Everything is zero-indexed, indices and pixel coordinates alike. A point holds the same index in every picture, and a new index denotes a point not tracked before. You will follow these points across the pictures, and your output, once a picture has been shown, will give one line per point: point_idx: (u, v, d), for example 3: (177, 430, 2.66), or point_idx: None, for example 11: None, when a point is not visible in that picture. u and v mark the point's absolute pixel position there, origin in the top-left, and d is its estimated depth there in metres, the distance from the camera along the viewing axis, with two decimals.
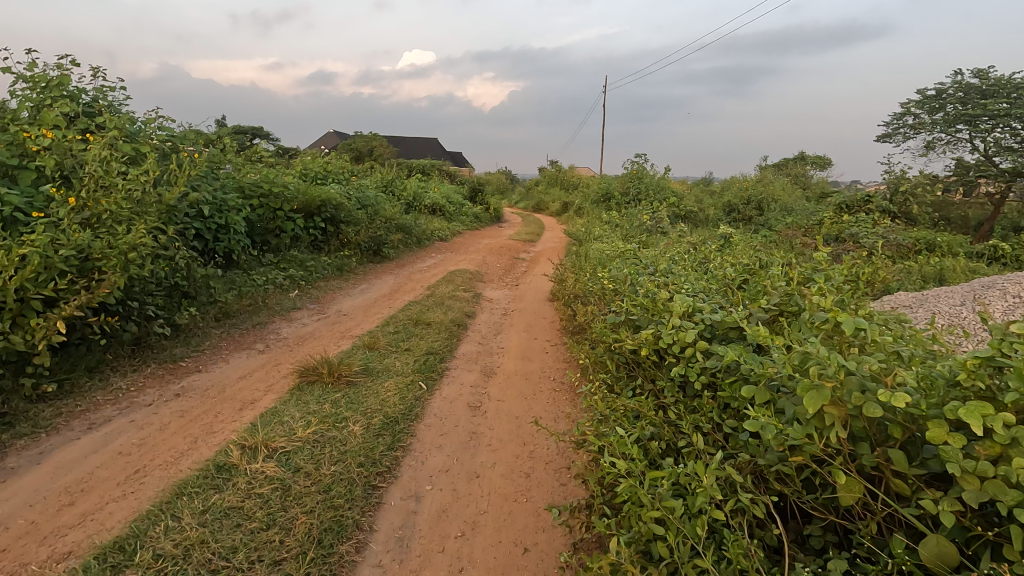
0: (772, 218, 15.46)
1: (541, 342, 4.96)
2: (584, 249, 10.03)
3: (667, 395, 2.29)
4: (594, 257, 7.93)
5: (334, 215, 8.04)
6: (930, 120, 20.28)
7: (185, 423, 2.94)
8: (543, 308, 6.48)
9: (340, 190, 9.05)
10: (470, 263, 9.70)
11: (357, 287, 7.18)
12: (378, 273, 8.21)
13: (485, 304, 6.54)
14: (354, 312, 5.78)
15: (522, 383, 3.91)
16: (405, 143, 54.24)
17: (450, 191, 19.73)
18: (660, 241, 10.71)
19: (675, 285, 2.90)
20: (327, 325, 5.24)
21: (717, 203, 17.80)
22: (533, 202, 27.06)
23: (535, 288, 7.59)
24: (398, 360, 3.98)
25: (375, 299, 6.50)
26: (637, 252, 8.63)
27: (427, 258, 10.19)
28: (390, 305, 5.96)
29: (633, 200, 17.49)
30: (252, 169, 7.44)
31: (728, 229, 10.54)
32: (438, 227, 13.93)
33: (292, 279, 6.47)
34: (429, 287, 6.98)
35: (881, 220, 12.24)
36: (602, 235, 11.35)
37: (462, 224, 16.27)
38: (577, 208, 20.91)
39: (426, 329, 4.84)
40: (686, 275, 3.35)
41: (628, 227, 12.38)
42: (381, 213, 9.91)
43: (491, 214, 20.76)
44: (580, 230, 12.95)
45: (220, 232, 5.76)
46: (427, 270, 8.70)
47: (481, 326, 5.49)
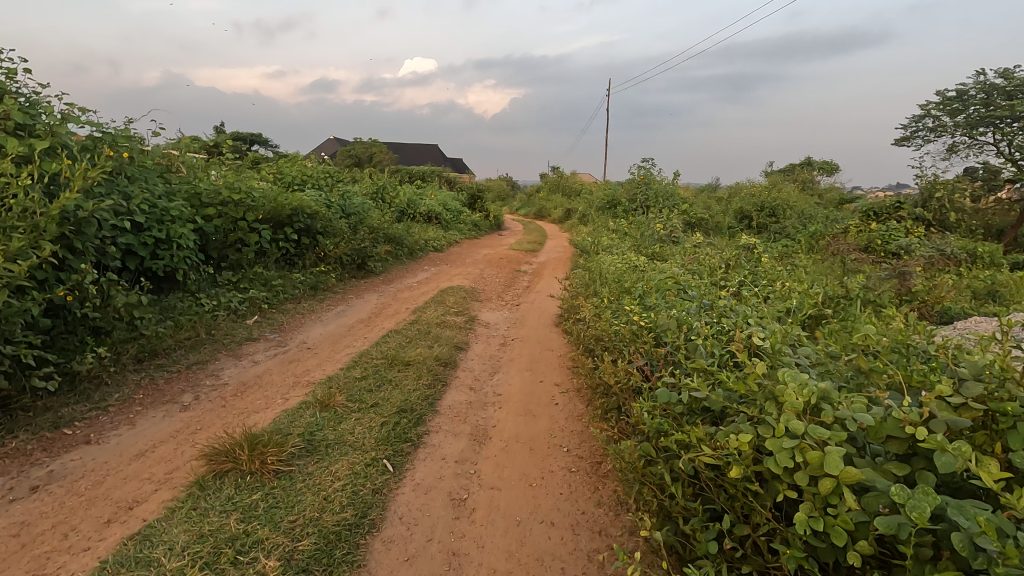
0: (791, 227, 14.44)
1: (547, 387, 3.96)
2: (592, 262, 9.02)
3: (781, 562, 1.31)
4: (606, 275, 6.93)
5: (308, 225, 7.04)
6: (951, 122, 19.30)
7: (11, 554, 1.94)
8: (549, 334, 5.45)
9: (319, 197, 8.06)
10: (465, 278, 8.71)
11: (332, 310, 6.17)
12: (361, 292, 7.21)
13: (480, 332, 5.52)
14: (321, 345, 4.77)
15: (526, 456, 2.91)
16: (404, 150, 53.58)
17: (447, 198, 18.70)
18: (675, 253, 9.70)
19: (762, 345, 1.92)
20: (282, 364, 4.22)
21: (729, 210, 16.81)
22: (535, 209, 26.03)
23: (539, 309, 6.57)
24: (356, 424, 2.98)
25: (350, 326, 5.48)
26: (653, 267, 7.63)
27: (418, 272, 9.21)
28: (365, 335, 4.95)
29: (640, 207, 16.52)
30: (212, 172, 6.46)
31: (751, 240, 9.53)
32: (433, 237, 12.93)
33: (253, 301, 5.50)
34: (416, 310, 5.97)
35: (914, 229, 11.22)
36: (611, 246, 10.35)
37: (459, 233, 15.31)
38: (581, 215, 19.89)
39: (403, 371, 3.84)
40: (759, 322, 2.36)
41: (638, 237, 11.39)
42: (367, 223, 8.93)
43: (490, 222, 19.73)
44: (586, 240, 11.98)
45: (159, 248, 4.79)
46: (417, 287, 7.68)
47: (474, 365, 4.47)
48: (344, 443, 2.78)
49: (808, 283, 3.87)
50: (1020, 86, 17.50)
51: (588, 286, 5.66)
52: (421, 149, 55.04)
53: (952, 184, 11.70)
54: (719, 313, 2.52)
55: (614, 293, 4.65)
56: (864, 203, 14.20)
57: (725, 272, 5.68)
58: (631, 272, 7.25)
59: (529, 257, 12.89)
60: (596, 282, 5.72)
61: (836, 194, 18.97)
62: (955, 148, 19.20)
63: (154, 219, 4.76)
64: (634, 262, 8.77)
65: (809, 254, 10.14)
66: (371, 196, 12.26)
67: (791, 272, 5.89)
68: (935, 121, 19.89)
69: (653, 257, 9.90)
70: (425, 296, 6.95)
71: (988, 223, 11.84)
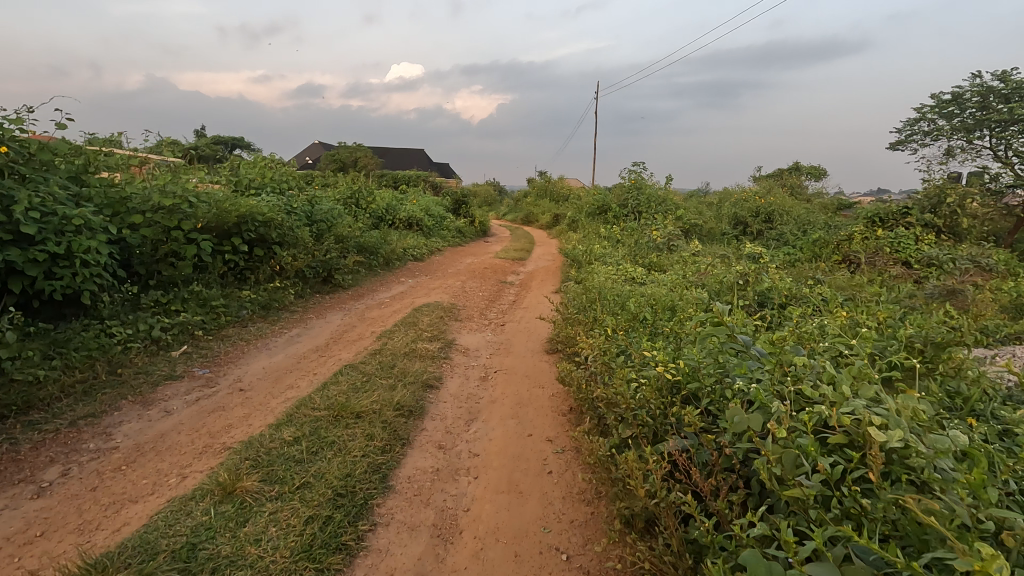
0: (791, 235, 13.78)
1: (537, 444, 3.13)
2: (585, 276, 8.20)
3: None
4: (602, 293, 6.11)
5: (263, 234, 6.13)
6: (948, 125, 18.88)
7: None
8: (541, 365, 4.58)
9: (279, 202, 7.14)
10: (444, 292, 7.85)
11: (284, 335, 5.26)
12: (323, 312, 6.31)
13: (458, 363, 4.66)
14: (258, 384, 3.87)
15: (507, 569, 2.08)
16: (390, 155, 52.64)
17: (430, 203, 17.82)
18: (674, 265, 8.92)
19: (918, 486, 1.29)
20: (200, 413, 3.32)
21: (725, 215, 16.15)
22: (523, 214, 25.26)
23: (527, 330, 5.73)
24: (268, 524, 2.11)
25: (301, 356, 4.58)
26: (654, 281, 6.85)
27: (393, 285, 8.35)
28: (315, 371, 4.06)
29: (632, 213, 15.80)
30: (144, 174, 5.54)
31: (755, 250, 8.78)
32: (413, 245, 12.05)
33: (184, 327, 4.60)
34: (382, 335, 5.09)
35: (924, 237, 10.58)
36: (604, 258, 9.54)
37: (442, 240, 14.46)
38: (571, 222, 19.12)
39: (350, 427, 2.97)
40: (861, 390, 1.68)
41: (633, 245, 10.63)
42: (335, 231, 8.04)
43: (475, 228, 18.88)
44: (577, 248, 11.18)
45: (55, 265, 3.87)
46: (390, 305, 6.79)
47: (446, 411, 3.60)
48: (241, 561, 1.92)
49: (863, 313, 3.09)
50: (1018, 88, 17.10)
51: (585, 311, 4.82)
52: (407, 154, 54.14)
53: (961, 188, 11.07)
54: (797, 390, 1.70)
55: (619, 325, 3.81)
56: (866, 209, 13.58)
57: (743, 295, 4.88)
58: (629, 290, 6.45)
59: (516, 266, 12.07)
60: (593, 305, 4.89)
61: (832, 199, 18.39)
62: (952, 153, 18.74)
63: (50, 230, 3.82)
64: (630, 278, 7.96)
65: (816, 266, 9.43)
66: (344, 201, 11.33)
67: (817, 293, 5.10)
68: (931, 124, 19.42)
69: (650, 269, 9.11)
70: (396, 315, 6.06)
71: (998, 230, 11.28)
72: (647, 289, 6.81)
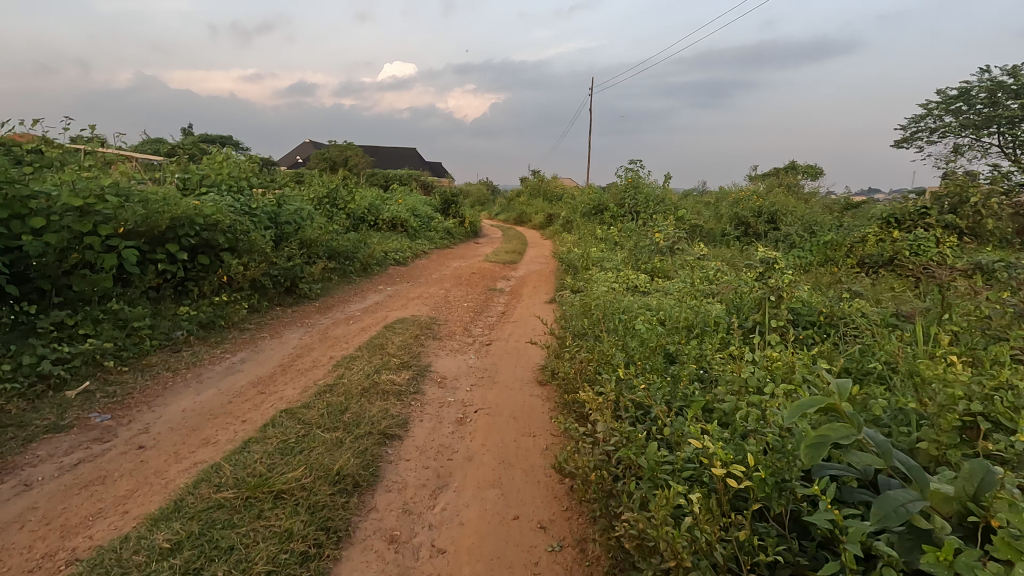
0: (798, 237, 13.01)
1: (525, 536, 2.30)
2: (582, 285, 7.37)
3: None
4: (602, 309, 5.27)
5: (207, 239, 5.24)
6: (956, 122, 18.22)
7: None
8: (532, 403, 3.74)
9: (233, 202, 6.25)
10: (425, 303, 7.01)
11: (225, 361, 4.40)
12: (279, 330, 5.44)
13: (430, 401, 3.81)
14: (166, 437, 3.01)
15: None
16: (381, 153, 51.68)
17: (417, 202, 16.94)
18: (679, 273, 8.10)
19: None
20: (69, 488, 2.46)
21: (727, 216, 15.37)
22: (515, 214, 24.41)
23: (515, 353, 4.90)
24: None
25: (237, 391, 3.73)
26: (660, 297, 6.07)
27: (368, 295, 7.50)
28: (243, 417, 3.20)
29: (629, 213, 15.00)
30: (59, 168, 4.63)
31: (768, 254, 7.99)
32: (396, 249, 11.16)
33: (91, 355, 3.72)
34: (341, 361, 4.23)
35: (945, 240, 9.84)
36: (602, 263, 8.71)
37: (428, 242, 13.58)
38: (565, 222, 18.28)
39: (264, 520, 2.13)
40: None
41: (633, 250, 9.83)
42: (302, 234, 7.17)
43: (464, 229, 17.99)
44: (572, 252, 10.36)
45: None
46: (359, 320, 5.94)
47: (409, 475, 2.76)
48: None
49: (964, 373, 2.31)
50: None
51: (585, 336, 3.97)
52: (397, 152, 53.11)
53: (984, 187, 10.32)
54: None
55: (629, 367, 2.98)
56: (877, 209, 12.84)
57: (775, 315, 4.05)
58: (633, 305, 5.63)
59: (507, 271, 11.23)
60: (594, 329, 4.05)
61: (836, 199, 17.69)
62: (960, 151, 18.07)
63: None
64: (632, 289, 7.14)
65: (833, 273, 8.66)
66: (320, 201, 10.43)
67: (859, 312, 4.30)
68: (938, 121, 18.75)
69: (652, 275, 8.29)
70: (363, 334, 5.20)
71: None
72: (654, 303, 5.99)
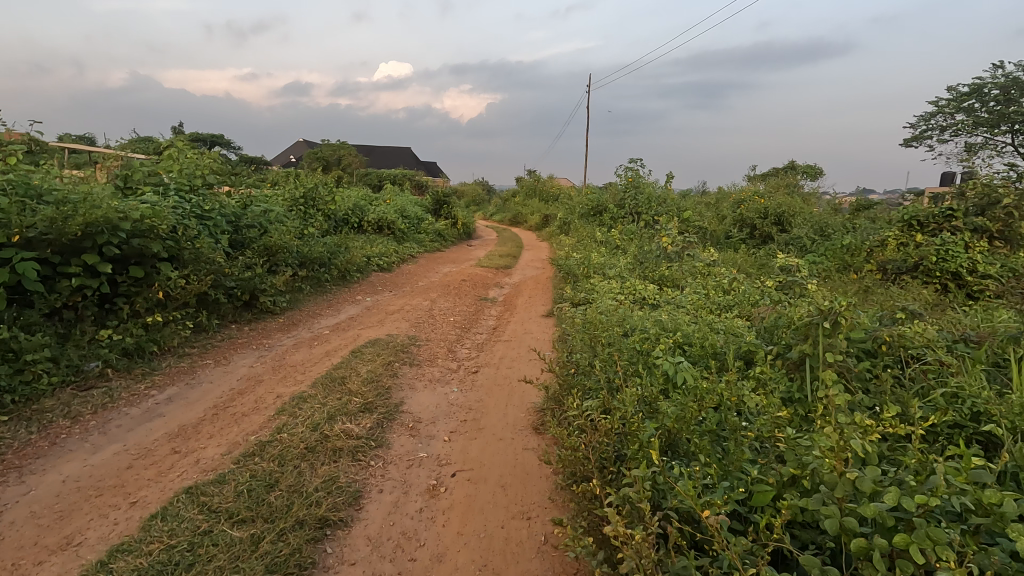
0: (810, 241, 12.24)
1: None
2: (583, 298, 6.55)
3: None
4: (610, 330, 4.45)
5: (137, 248, 4.40)
6: (970, 120, 17.46)
7: None
8: (525, 464, 2.93)
9: (180, 202, 5.40)
10: (405, 317, 6.18)
11: (147, 401, 3.56)
12: (228, 355, 4.60)
13: (396, 458, 2.98)
14: (17, 530, 2.18)
15: None
16: (375, 153, 50.78)
17: (407, 203, 16.11)
18: (690, 284, 7.30)
19: None
20: None
21: (732, 217, 14.60)
22: (511, 214, 23.59)
23: (506, 386, 4.08)
24: None
25: (145, 448, 2.89)
26: (674, 317, 5.27)
27: (342, 308, 6.68)
28: (132, 497, 2.36)
29: (630, 215, 14.20)
30: None
31: (789, 261, 7.18)
32: (380, 253, 10.31)
33: None
34: (289, 401, 3.40)
35: (974, 243, 9.05)
36: (604, 271, 7.90)
37: (417, 245, 12.76)
38: (562, 224, 17.46)
39: None
40: None
41: (637, 255, 9.02)
42: (265, 240, 6.33)
43: (457, 231, 17.16)
44: (570, 258, 9.55)
45: None
46: (326, 341, 5.09)
47: None
48: None
49: None
50: None
51: (593, 376, 3.16)
52: (391, 152, 52.19)
53: (1015, 187, 9.55)
54: None
55: (661, 439, 2.18)
56: (894, 211, 12.10)
57: (830, 347, 3.25)
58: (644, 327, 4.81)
59: (500, 277, 10.41)
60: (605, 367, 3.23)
61: (845, 200, 16.95)
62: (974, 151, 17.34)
63: None
64: (640, 303, 6.33)
65: (858, 284, 7.89)
66: (296, 201, 9.56)
67: (927, 340, 3.49)
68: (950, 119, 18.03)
69: (660, 285, 7.48)
70: (326, 360, 4.37)
71: None
72: (668, 321, 5.19)
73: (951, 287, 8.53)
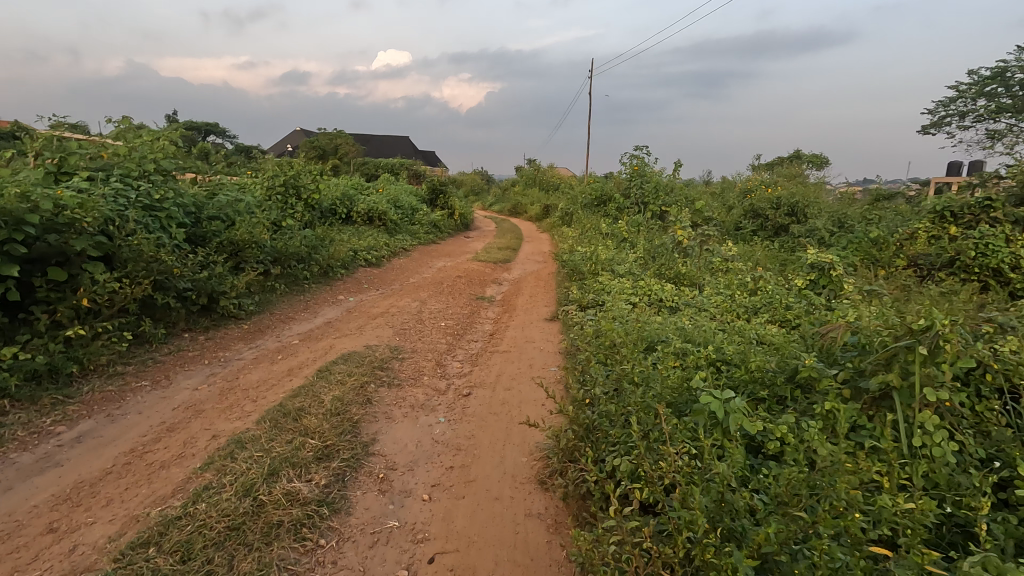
0: (830, 233, 11.46)
1: None
2: (592, 300, 5.77)
3: None
4: (630, 347, 3.68)
5: (55, 246, 3.63)
6: (993, 105, 16.60)
7: None
8: (529, 544, 2.18)
9: (123, 191, 4.63)
10: (390, 322, 5.42)
11: (47, 441, 2.81)
12: (170, 375, 3.83)
13: (356, 531, 2.22)
14: None
15: None
16: (373, 142, 49.80)
17: (401, 192, 15.31)
18: (711, 284, 6.52)
19: None
20: None
21: (743, 207, 13.82)
22: (510, 204, 22.75)
23: (505, 417, 3.33)
24: None
25: (13, 522, 2.14)
26: (698, 328, 4.53)
27: (320, 311, 5.92)
28: None
29: (636, 205, 13.42)
30: None
31: (821, 258, 6.40)
32: (368, 246, 9.51)
33: None
34: (223, 446, 2.64)
35: (1017, 237, 8.28)
36: (613, 268, 7.14)
37: (410, 237, 11.98)
38: (564, 214, 16.63)
39: None
40: None
41: (648, 250, 8.27)
42: (230, 234, 5.56)
43: (453, 222, 16.35)
44: (574, 253, 8.79)
45: None
46: (293, 354, 4.32)
47: None
48: None
49: None
50: None
51: (621, 423, 2.40)
52: (389, 140, 51.16)
53: None
54: None
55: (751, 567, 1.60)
56: (919, 201, 11.30)
57: (931, 383, 2.49)
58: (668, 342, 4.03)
59: (499, 272, 9.65)
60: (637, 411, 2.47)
61: (861, 190, 16.13)
62: (997, 137, 16.50)
63: None
64: (657, 307, 5.54)
65: (894, 283, 7.13)
66: (275, 189, 8.73)
67: None
68: (970, 104, 17.16)
69: (677, 283, 6.71)
70: (285, 382, 3.60)
71: None
72: (696, 332, 4.41)
73: (992, 284, 7.78)
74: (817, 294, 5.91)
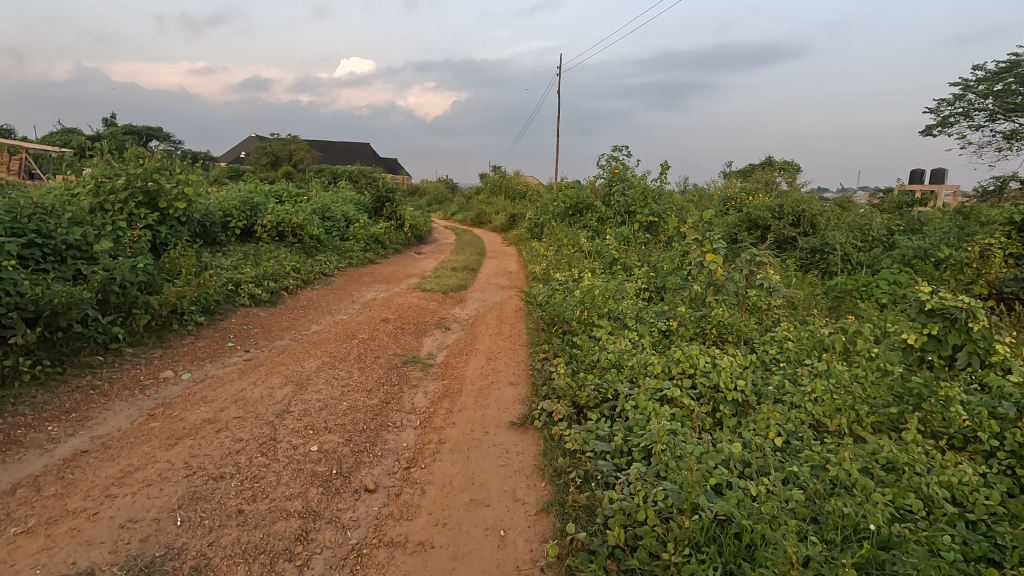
0: (861, 248, 9.24)
1: None
2: (594, 391, 3.19)
3: None
4: None
5: None
6: (1004, 103, 14.86)
7: None
8: None
9: None
10: (200, 454, 2.71)
11: None
12: None
13: None
14: None
15: None
16: (330, 149, 46.70)
17: (337, 200, 12.56)
18: (776, 345, 4.04)
19: None
20: None
21: (746, 215, 11.55)
22: (474, 213, 20.15)
23: None
24: None
25: None
26: (847, 504, 2.02)
27: (94, 420, 3.19)
28: None
29: (620, 215, 11.02)
30: None
31: (951, 301, 3.85)
32: (262, 274, 6.75)
33: None
34: None
35: None
36: (613, 317, 4.61)
37: (337, 256, 9.27)
38: (534, 225, 14.12)
39: None
40: None
41: (655, 280, 5.80)
42: None
43: (402, 234, 13.67)
44: (550, 284, 6.25)
45: None
46: None
47: None
48: None
49: None
50: None
51: None
52: (348, 146, 48.17)
53: None
54: None
55: None
56: (967, 208, 9.18)
57: None
58: None
59: (447, 307, 7.03)
60: None
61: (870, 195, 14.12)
62: (1014, 138, 14.74)
63: None
64: (713, 409, 3.02)
65: None
66: (109, 195, 5.90)
67: None
68: (979, 103, 15.41)
69: (717, 342, 4.21)
70: None
71: None
72: (867, 530, 1.90)
73: None
74: (960, 380, 3.49)
